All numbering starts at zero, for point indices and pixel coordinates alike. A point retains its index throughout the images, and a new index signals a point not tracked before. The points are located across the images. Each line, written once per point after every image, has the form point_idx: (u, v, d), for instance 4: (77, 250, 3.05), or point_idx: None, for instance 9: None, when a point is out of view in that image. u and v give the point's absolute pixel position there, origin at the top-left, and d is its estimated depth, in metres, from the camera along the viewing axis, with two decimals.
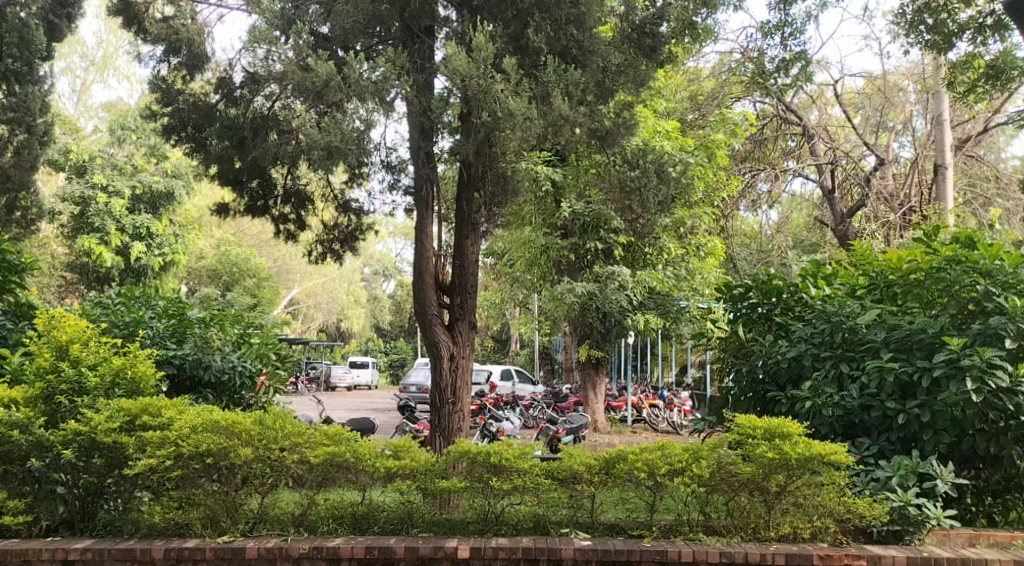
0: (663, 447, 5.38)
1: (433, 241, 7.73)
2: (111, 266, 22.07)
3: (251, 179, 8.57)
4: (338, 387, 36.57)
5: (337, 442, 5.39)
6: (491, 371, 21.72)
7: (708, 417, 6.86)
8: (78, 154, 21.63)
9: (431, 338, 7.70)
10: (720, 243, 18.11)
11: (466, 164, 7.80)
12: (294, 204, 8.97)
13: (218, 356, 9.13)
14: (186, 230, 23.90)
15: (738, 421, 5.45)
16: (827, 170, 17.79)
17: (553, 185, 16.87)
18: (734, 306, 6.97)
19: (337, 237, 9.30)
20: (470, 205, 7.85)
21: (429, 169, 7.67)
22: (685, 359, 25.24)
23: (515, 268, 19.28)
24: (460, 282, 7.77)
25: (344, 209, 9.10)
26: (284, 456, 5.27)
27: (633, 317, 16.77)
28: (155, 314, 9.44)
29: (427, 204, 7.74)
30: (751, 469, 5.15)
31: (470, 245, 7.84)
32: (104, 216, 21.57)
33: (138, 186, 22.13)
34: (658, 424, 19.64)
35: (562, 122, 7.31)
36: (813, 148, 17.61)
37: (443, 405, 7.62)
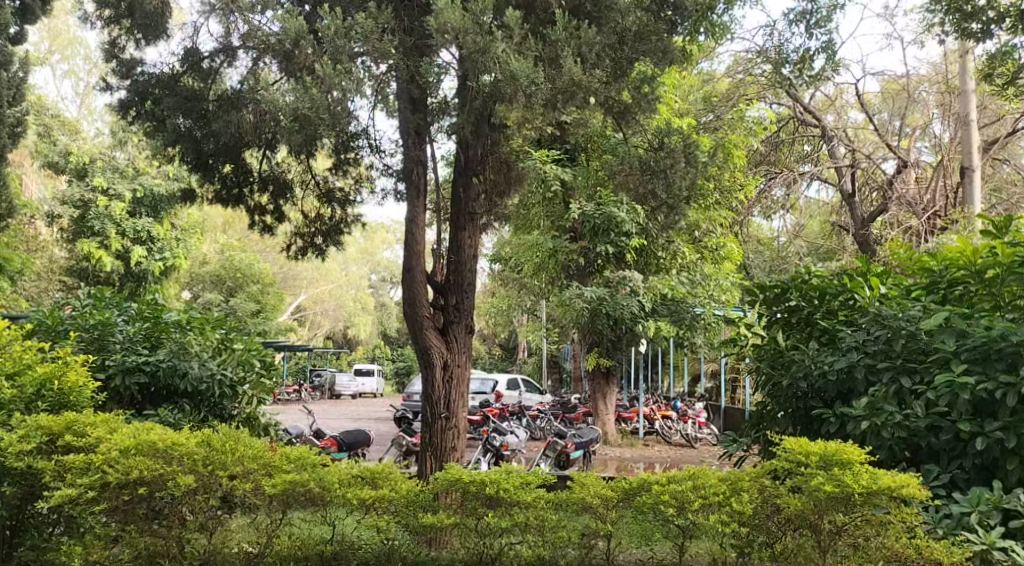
0: (693, 478, 4.54)
1: (426, 238, 6.97)
2: (111, 271, 21.37)
3: (224, 163, 7.89)
4: (343, 395, 35.82)
5: (300, 467, 4.64)
6: (498, 380, 20.92)
7: (739, 440, 6.00)
8: (78, 156, 20.90)
9: (422, 345, 6.88)
10: (738, 247, 17.39)
11: (464, 147, 7.15)
12: (271, 193, 8.32)
13: (195, 363, 8.56)
14: (188, 234, 23.13)
15: (785, 444, 4.54)
16: (847, 173, 16.92)
17: (562, 185, 16.21)
18: (769, 309, 6.18)
19: (321, 229, 8.62)
20: (468, 191, 7.10)
21: (419, 150, 6.98)
22: (698, 369, 24.42)
23: (523, 272, 18.52)
24: (456, 280, 6.98)
25: (327, 199, 8.44)
26: (238, 483, 4.51)
27: (644, 324, 15.89)
28: (126, 317, 8.98)
29: (418, 194, 6.97)
30: (803, 505, 4.28)
31: (467, 236, 7.05)
32: (104, 219, 20.89)
33: (139, 189, 21.40)
34: (671, 436, 18.82)
35: (574, 89, 6.54)
36: (832, 149, 16.83)
37: (435, 421, 6.81)
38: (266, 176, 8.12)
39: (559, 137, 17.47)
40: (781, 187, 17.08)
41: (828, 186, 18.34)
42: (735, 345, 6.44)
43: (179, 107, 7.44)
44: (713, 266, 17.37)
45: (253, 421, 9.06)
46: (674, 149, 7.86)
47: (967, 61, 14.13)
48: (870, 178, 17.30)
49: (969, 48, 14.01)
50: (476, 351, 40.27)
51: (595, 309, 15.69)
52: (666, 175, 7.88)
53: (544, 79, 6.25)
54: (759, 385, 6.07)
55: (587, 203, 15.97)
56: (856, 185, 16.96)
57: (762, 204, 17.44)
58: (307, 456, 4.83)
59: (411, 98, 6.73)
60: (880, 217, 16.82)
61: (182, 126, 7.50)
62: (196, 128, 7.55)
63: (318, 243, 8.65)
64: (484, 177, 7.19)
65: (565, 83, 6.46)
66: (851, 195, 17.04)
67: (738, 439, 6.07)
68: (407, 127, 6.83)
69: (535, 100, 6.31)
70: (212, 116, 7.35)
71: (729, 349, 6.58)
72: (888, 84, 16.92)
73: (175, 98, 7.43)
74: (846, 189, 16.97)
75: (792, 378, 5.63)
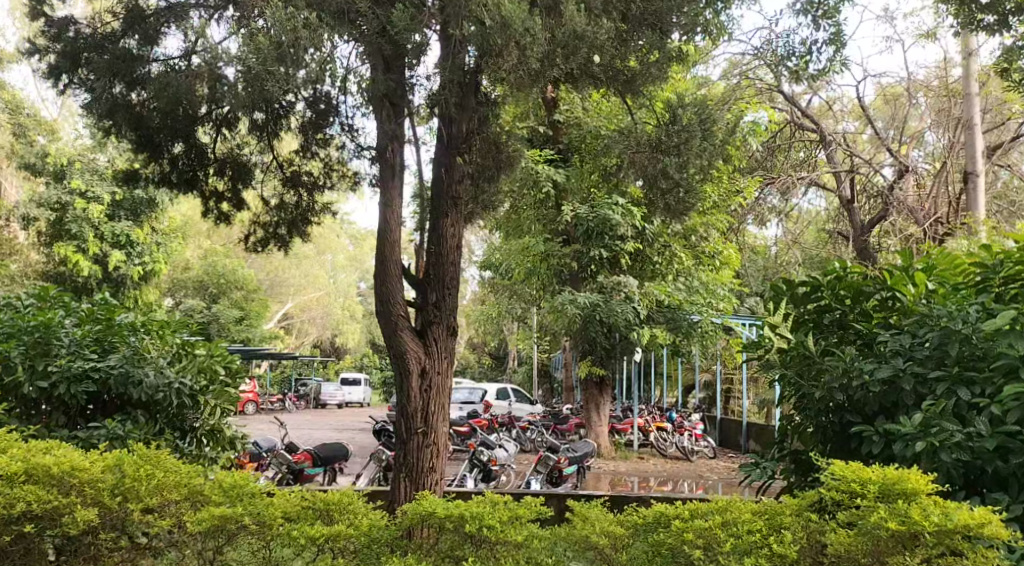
0: (728, 513, 3.91)
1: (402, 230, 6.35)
2: (88, 277, 20.59)
3: (173, 144, 7.54)
4: (329, 404, 35.01)
5: (231, 498, 4.16)
6: (486, 390, 20.21)
7: (762, 464, 5.22)
8: (56, 158, 20.15)
9: (397, 349, 6.24)
10: (737, 252, 16.98)
11: (447, 122, 6.61)
12: (230, 178, 8.11)
13: (151, 371, 7.82)
14: (170, 238, 22.43)
15: (836, 470, 3.88)
16: (846, 179, 16.29)
17: (554, 187, 15.77)
18: (796, 311, 5.47)
19: (285, 220, 8.40)
20: (451, 173, 6.53)
21: (395, 125, 6.48)
22: (693, 379, 23.84)
23: (514, 278, 17.90)
24: (437, 275, 6.42)
25: (292, 183, 8.24)
26: (152, 518, 4.12)
27: (640, 331, 15.22)
28: (74, 320, 8.20)
29: (392, 178, 6.40)
30: (850, 533, 3.61)
31: (450, 226, 6.48)
32: (82, 222, 20.11)
33: (118, 192, 20.65)
34: (666, 449, 18.09)
35: (576, 42, 6.54)
36: (829, 154, 16.04)
37: (411, 436, 6.17)
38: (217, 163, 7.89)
39: (551, 139, 16.88)
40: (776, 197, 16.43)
41: (821, 195, 17.98)
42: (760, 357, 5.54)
43: (112, 71, 6.79)
44: (710, 273, 16.79)
45: (217, 433, 8.34)
46: (688, 124, 8.03)
47: (971, 63, 13.44)
48: (862, 184, 16.76)
49: (972, 50, 13.32)
50: (466, 360, 39.60)
51: (589, 316, 15.06)
52: (678, 153, 8.11)
53: (541, 32, 6.17)
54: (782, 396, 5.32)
55: (580, 206, 15.55)
56: (856, 190, 16.42)
57: (758, 212, 16.85)
58: (253, 486, 4.34)
59: (384, 55, 6.29)
60: (880, 224, 16.20)
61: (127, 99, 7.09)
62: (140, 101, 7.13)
63: (281, 234, 8.45)
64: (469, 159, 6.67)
65: (568, 36, 6.50)
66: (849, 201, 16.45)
67: (759, 464, 5.27)
68: (377, 92, 6.37)
69: (530, 52, 6.17)
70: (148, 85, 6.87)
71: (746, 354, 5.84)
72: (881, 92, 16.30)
73: (110, 64, 6.77)
74: (845, 196, 16.41)
75: (825, 389, 4.84)
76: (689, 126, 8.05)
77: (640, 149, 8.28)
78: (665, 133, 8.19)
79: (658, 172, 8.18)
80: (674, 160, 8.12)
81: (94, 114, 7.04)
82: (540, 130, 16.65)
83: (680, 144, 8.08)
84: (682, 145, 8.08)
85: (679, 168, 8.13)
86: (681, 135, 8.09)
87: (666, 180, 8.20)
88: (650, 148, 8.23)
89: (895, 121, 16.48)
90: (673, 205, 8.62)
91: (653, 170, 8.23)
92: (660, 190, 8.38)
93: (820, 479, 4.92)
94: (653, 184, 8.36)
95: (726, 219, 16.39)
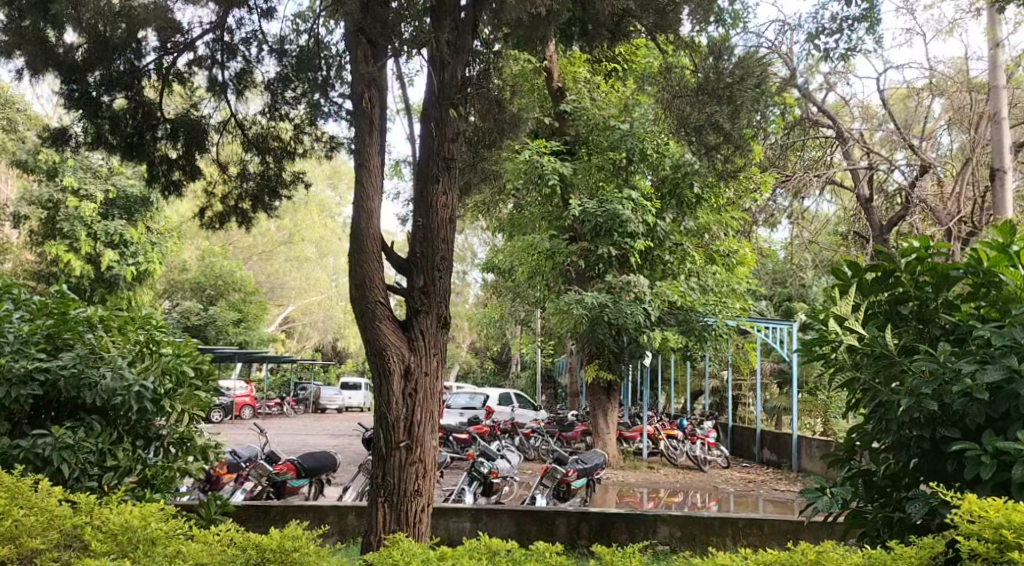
0: None
1: (379, 196, 6.02)
2: (80, 276, 20.09)
3: (117, 99, 8.19)
4: (328, 409, 34.17)
5: (119, 544, 4.15)
6: (488, 395, 19.33)
7: (834, 493, 4.67)
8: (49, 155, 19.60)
9: (379, 347, 5.86)
10: (752, 251, 16.00)
11: (440, 66, 6.28)
12: (186, 141, 8.73)
13: (108, 372, 6.83)
14: (165, 239, 21.95)
15: (963, 518, 3.69)
16: (863, 178, 15.36)
17: (560, 181, 14.88)
18: (868, 303, 4.83)
19: (249, 194, 9.22)
20: (444, 124, 6.19)
21: (374, 69, 6.18)
22: (703, 386, 22.96)
23: (517, 279, 17.06)
24: (425, 254, 6.08)
25: (258, 146, 9.07)
26: None
27: (650, 334, 14.35)
28: (22, 315, 7.22)
29: (370, 134, 6.08)
30: None
31: (438, 191, 6.12)
32: (74, 221, 19.67)
33: (111, 190, 20.21)
34: (677, 458, 17.15)
35: None
36: (847, 152, 15.26)
37: (392, 451, 5.76)
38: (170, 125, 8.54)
39: (557, 131, 15.92)
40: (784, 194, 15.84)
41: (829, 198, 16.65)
42: (822, 362, 4.90)
43: None
44: (725, 272, 15.76)
45: (188, 442, 7.42)
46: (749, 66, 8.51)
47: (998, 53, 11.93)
48: (876, 183, 15.85)
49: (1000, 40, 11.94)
50: (469, 365, 38.65)
51: (596, 318, 14.15)
52: (732, 103, 8.57)
53: None
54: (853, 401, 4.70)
55: (588, 201, 14.60)
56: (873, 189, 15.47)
57: (770, 213, 16.34)
58: (153, 526, 4.32)
59: None
60: (902, 223, 15.17)
61: (49, 40, 7.48)
62: (62, 43, 7.51)
63: (243, 209, 9.30)
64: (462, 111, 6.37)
65: None
66: (868, 200, 15.49)
67: (825, 491, 4.75)
68: (356, 34, 6.07)
69: None
70: (54, 11, 7.11)
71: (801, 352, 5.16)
72: (894, 92, 15.35)
73: None
74: (862, 195, 15.36)
75: (908, 394, 4.24)
76: (746, 68, 8.51)
77: (687, 95, 9.03)
78: (712, 83, 8.71)
79: (708, 119, 8.72)
80: (722, 108, 8.62)
81: (9, 51, 7.34)
82: (545, 122, 15.69)
83: (730, 88, 8.56)
84: (734, 86, 8.54)
85: (731, 115, 8.58)
86: (731, 79, 8.57)
87: (715, 132, 8.73)
88: (697, 92, 8.86)
89: (910, 124, 15.43)
90: (720, 160, 9.04)
91: (698, 122, 8.86)
92: (707, 145, 8.89)
93: (917, 512, 4.29)
94: (698, 135, 8.94)
95: (741, 218, 15.49)
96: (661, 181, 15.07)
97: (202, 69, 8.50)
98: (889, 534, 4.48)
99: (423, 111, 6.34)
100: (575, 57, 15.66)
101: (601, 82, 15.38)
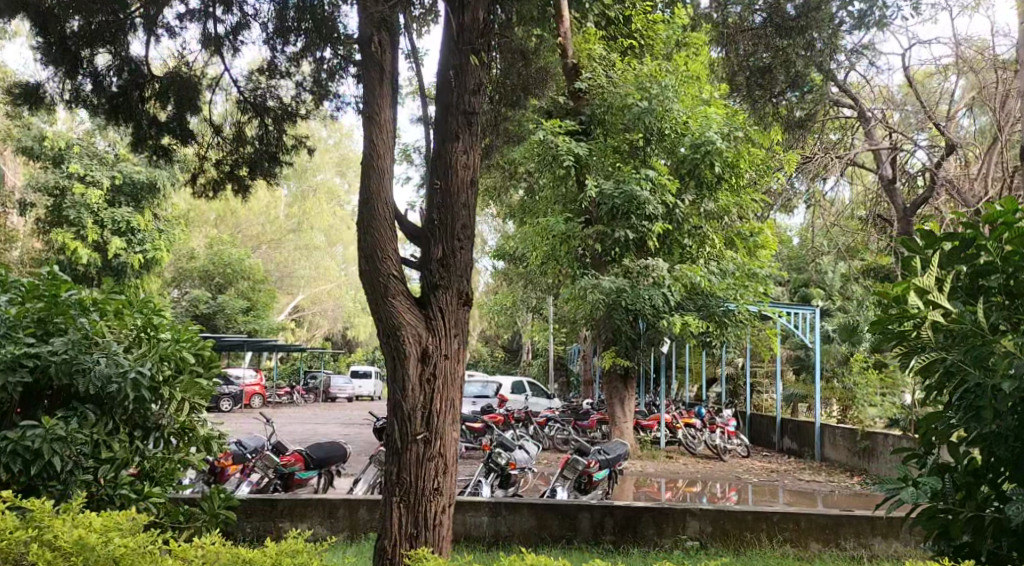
0: None
1: (389, 153, 5.59)
2: (87, 264, 19.66)
3: (98, 54, 8.12)
4: (338, 398, 33.88)
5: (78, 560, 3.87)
6: (501, 383, 18.84)
7: (925, 487, 4.48)
8: (55, 141, 19.13)
9: (392, 327, 5.39)
10: (775, 234, 15.27)
11: (457, 7, 5.83)
12: (175, 102, 8.61)
13: (101, 359, 6.35)
14: (172, 226, 21.51)
15: None
16: (886, 160, 14.76)
17: (575, 161, 14.27)
18: (950, 277, 4.61)
19: (246, 161, 9.05)
20: (460, 73, 5.72)
21: (385, 9, 5.78)
22: (718, 374, 22.54)
23: (530, 265, 16.62)
24: (443, 219, 5.60)
25: (260, 109, 8.90)
26: None
27: (669, 319, 13.79)
28: (9, 297, 6.66)
29: (379, 82, 5.67)
30: None
31: (456, 148, 5.66)
32: (80, 208, 19.26)
33: (118, 176, 19.77)
34: (696, 447, 16.65)
35: None
36: (869, 132, 14.57)
37: (408, 443, 5.28)
38: (163, 82, 8.44)
39: (572, 111, 15.39)
40: (801, 181, 15.11)
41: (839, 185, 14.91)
42: (902, 343, 4.69)
43: None
44: (745, 255, 15.17)
45: (190, 432, 6.91)
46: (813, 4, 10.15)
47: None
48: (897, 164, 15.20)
49: None
50: (479, 354, 38.33)
51: (613, 303, 13.68)
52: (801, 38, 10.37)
53: None
54: (940, 388, 4.51)
55: (605, 181, 14.05)
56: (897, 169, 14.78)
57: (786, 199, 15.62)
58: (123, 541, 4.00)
59: None
60: (928, 205, 14.57)
61: None
62: None
63: (241, 177, 9.14)
64: (486, 59, 5.86)
65: None
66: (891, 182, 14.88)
67: (910, 482, 4.56)
68: None
69: None
70: None
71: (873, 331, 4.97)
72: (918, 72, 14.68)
73: None
74: (885, 176, 14.72)
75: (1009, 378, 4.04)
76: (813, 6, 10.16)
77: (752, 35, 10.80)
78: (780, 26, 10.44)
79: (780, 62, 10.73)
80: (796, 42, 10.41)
81: None
82: (560, 100, 15.13)
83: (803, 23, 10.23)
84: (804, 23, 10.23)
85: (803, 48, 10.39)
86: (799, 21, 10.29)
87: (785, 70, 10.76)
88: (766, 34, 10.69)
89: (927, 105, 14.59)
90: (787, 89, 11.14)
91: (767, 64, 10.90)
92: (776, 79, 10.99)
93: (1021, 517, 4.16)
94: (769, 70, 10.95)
95: (763, 200, 14.71)
96: (678, 162, 14.49)
97: (196, 23, 8.38)
98: (977, 537, 4.37)
99: (440, 58, 5.88)
100: (589, 33, 14.94)
101: (616, 60, 14.69)
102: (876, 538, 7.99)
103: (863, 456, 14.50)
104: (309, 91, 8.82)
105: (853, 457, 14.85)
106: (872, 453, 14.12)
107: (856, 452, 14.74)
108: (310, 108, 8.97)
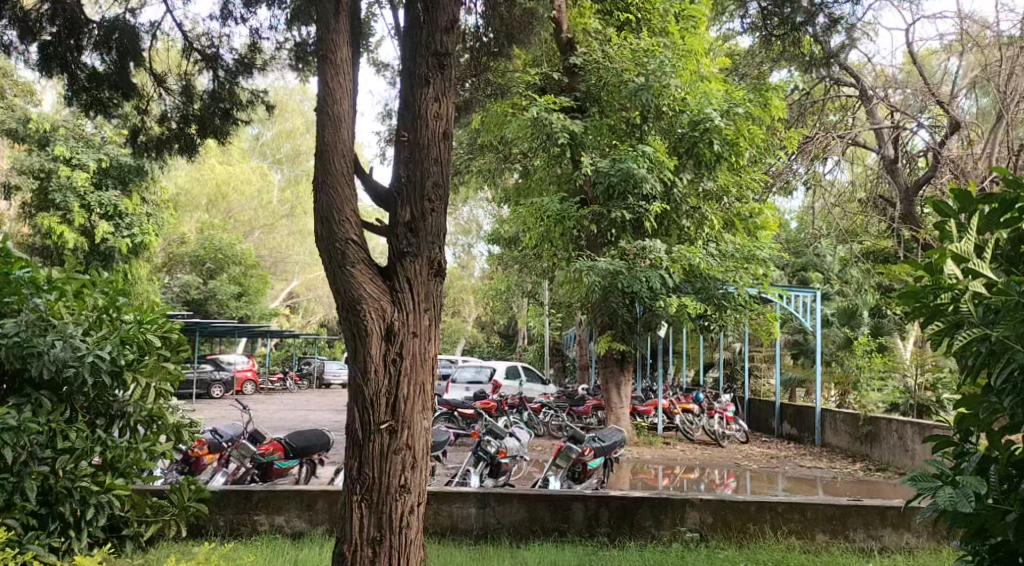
0: None
1: (347, 102, 5.14)
2: (74, 248, 19.09)
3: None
4: (332, 384, 33.43)
5: None
6: (495, 368, 18.36)
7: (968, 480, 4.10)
8: (40, 122, 18.49)
9: (353, 301, 4.97)
10: (775, 215, 14.75)
11: None
12: (118, 53, 8.14)
13: (57, 342, 5.71)
14: (162, 210, 20.89)
15: None
16: (889, 138, 14.15)
17: (570, 139, 13.66)
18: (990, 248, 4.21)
19: (197, 118, 8.58)
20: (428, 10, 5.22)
21: None
22: (718, 359, 22.09)
23: (524, 247, 16.12)
24: (411, 176, 5.14)
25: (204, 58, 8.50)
26: None
27: (666, 300, 13.32)
28: None
29: (337, 23, 5.20)
30: None
31: (425, 96, 5.19)
32: (67, 192, 18.70)
33: (105, 158, 19.16)
34: (693, 433, 16.21)
35: None
36: (870, 111, 13.99)
37: (372, 432, 4.89)
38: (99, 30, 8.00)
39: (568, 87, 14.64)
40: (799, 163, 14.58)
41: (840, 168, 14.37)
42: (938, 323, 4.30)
43: None
44: (745, 236, 14.61)
45: (158, 420, 6.39)
46: None
47: None
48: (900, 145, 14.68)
49: None
50: (475, 339, 37.83)
51: (609, 285, 13.22)
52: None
53: None
54: (983, 372, 4.13)
55: (600, 159, 13.55)
56: (899, 149, 14.26)
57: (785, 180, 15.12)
58: None
59: None
60: (930, 184, 14.01)
61: None
62: None
63: (195, 134, 8.64)
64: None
65: None
66: (893, 162, 14.26)
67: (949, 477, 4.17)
68: None
69: None
70: None
71: (901, 309, 4.55)
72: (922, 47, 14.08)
73: None
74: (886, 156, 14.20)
75: None
76: None
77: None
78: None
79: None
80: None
81: None
82: (554, 77, 14.55)
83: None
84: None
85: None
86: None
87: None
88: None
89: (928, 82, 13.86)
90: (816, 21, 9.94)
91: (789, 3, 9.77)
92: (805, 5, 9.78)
93: None
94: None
95: (763, 180, 14.20)
96: (675, 140, 13.99)
97: None
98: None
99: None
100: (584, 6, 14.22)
101: (613, 35, 14.04)
102: (886, 529, 7.55)
103: (865, 441, 14.05)
104: (288, 50, 8.34)
105: (854, 442, 14.41)
106: (875, 438, 13.69)
107: (858, 437, 14.29)
108: (267, 58, 8.49)
